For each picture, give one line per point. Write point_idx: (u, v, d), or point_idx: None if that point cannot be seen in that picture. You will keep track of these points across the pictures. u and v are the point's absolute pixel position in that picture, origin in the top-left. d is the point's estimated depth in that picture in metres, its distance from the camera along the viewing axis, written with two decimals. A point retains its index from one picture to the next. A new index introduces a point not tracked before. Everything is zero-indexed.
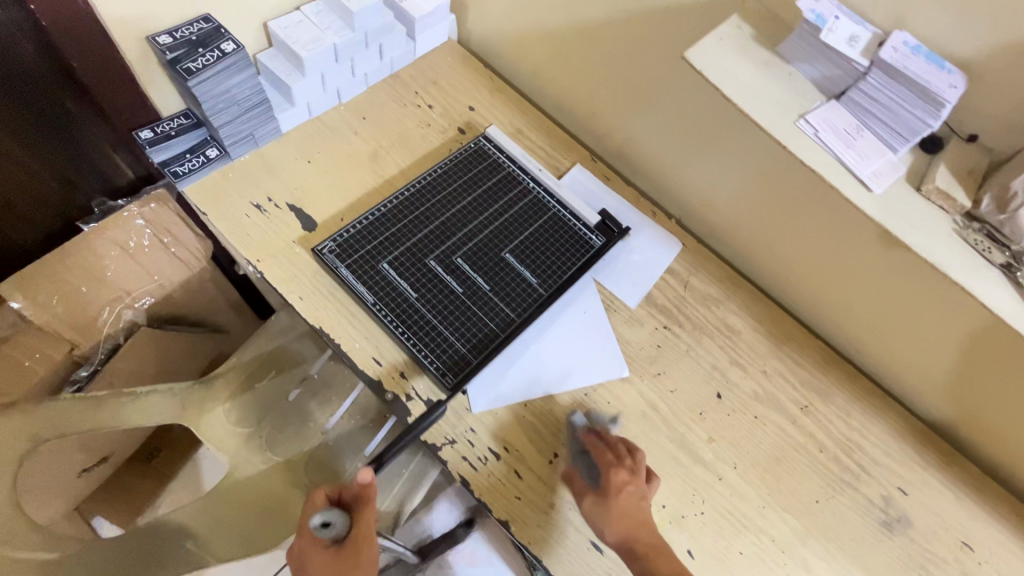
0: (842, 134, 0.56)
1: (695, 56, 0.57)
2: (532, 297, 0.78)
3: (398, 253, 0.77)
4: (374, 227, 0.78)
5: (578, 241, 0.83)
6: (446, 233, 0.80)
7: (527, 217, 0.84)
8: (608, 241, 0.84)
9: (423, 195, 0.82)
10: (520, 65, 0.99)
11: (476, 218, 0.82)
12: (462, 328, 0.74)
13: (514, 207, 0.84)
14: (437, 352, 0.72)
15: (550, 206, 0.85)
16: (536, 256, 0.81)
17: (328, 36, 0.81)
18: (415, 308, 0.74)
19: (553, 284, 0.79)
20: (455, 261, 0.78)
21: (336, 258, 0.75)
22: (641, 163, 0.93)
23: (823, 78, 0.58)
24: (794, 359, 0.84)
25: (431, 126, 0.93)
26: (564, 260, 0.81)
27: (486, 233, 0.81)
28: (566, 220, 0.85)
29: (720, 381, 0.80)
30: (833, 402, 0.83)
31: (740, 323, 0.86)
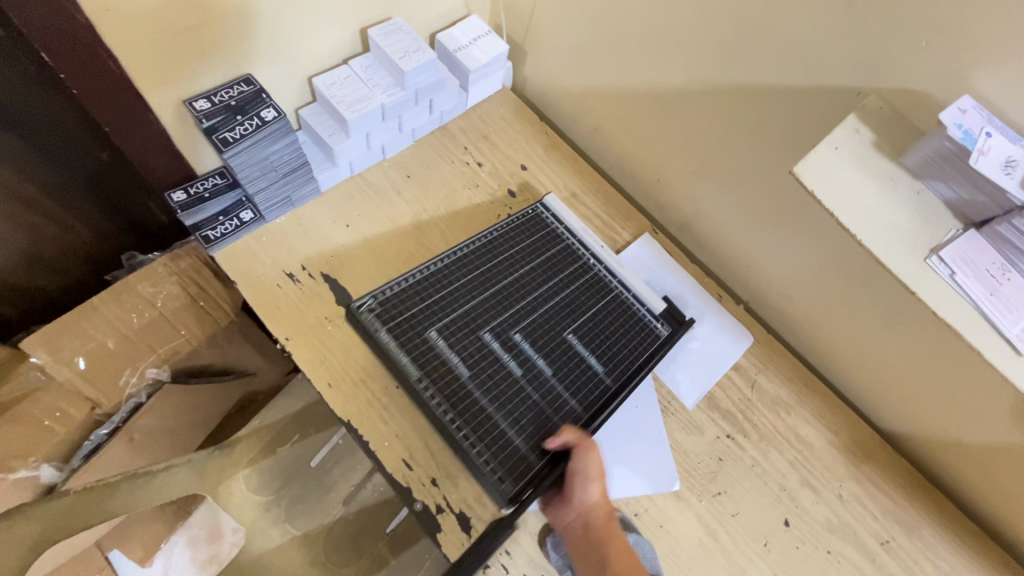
0: (983, 277, 0.46)
1: (805, 171, 0.49)
2: (597, 388, 0.69)
3: (449, 321, 0.69)
4: (423, 289, 0.70)
5: (643, 329, 0.75)
6: (503, 304, 0.71)
7: (589, 295, 0.75)
8: (675, 332, 0.75)
9: (479, 256, 0.74)
10: (579, 121, 0.91)
11: (536, 288, 0.74)
12: (520, 419, 0.65)
13: (576, 282, 0.76)
14: (492, 447, 0.63)
15: (612, 286, 0.77)
16: (601, 340, 0.72)
17: (376, 94, 0.75)
18: (467, 390, 0.65)
19: (620, 374, 0.71)
20: (512, 337, 0.70)
21: (377, 322, 0.67)
22: (708, 241, 0.83)
23: (961, 202, 0.48)
24: (874, 483, 0.74)
25: (478, 186, 0.86)
26: (630, 350, 0.73)
27: (548, 308, 0.73)
28: (630, 305, 0.76)
29: (788, 506, 0.71)
30: (921, 538, 0.72)
31: (814, 435, 0.76)
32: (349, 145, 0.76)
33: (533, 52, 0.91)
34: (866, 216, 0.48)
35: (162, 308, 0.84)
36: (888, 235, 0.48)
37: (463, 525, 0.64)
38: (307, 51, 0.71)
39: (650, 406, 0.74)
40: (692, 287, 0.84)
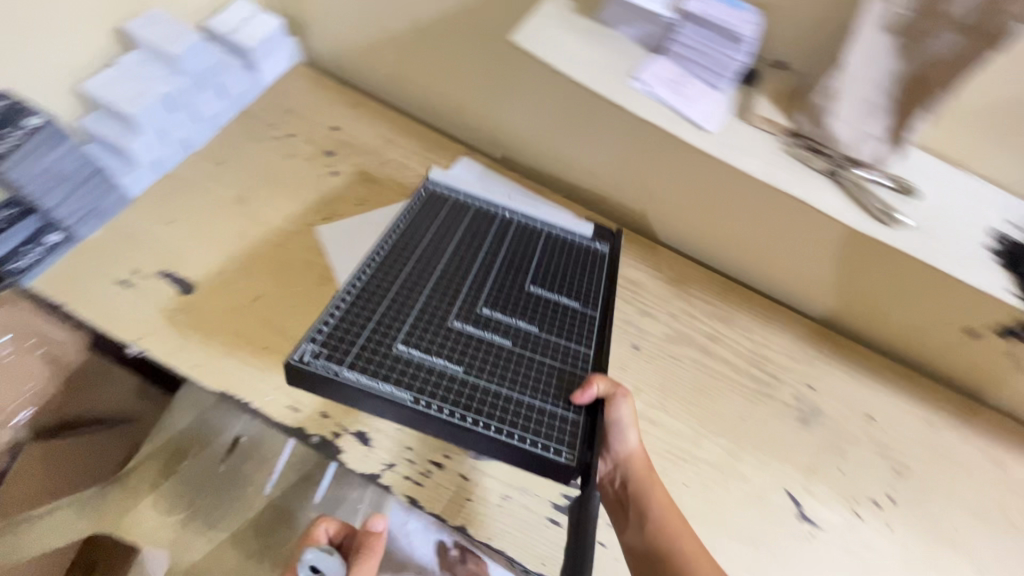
0: (671, 85, 0.60)
1: (523, 39, 0.60)
2: (584, 324, 0.76)
3: (407, 330, 0.68)
4: (358, 311, 0.68)
5: (585, 254, 0.84)
6: (449, 290, 0.74)
7: (526, 242, 0.83)
8: (612, 245, 0.86)
9: (395, 257, 0.75)
10: (375, 76, 0.98)
11: (472, 262, 0.78)
12: (538, 383, 0.68)
13: (504, 236, 0.82)
14: (535, 423, 0.64)
15: (538, 229, 0.85)
16: (557, 280, 0.79)
17: (153, 86, 0.76)
18: (469, 381, 0.65)
19: (593, 301, 0.79)
20: (480, 313, 0.73)
21: (335, 362, 0.63)
22: (515, 147, 0.95)
23: (643, 36, 0.62)
24: (694, 295, 0.90)
25: (297, 155, 0.91)
26: (590, 279, 0.81)
27: (492, 276, 0.77)
28: (565, 240, 0.85)
29: (633, 333, 0.85)
30: (737, 323, 0.89)
31: (641, 274, 0.90)
32: (143, 143, 0.77)
33: (309, 22, 0.96)
34: (578, 62, 0.60)
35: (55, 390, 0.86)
36: (598, 71, 0.60)
37: (362, 439, 0.69)
38: (65, 58, 0.71)
39: None
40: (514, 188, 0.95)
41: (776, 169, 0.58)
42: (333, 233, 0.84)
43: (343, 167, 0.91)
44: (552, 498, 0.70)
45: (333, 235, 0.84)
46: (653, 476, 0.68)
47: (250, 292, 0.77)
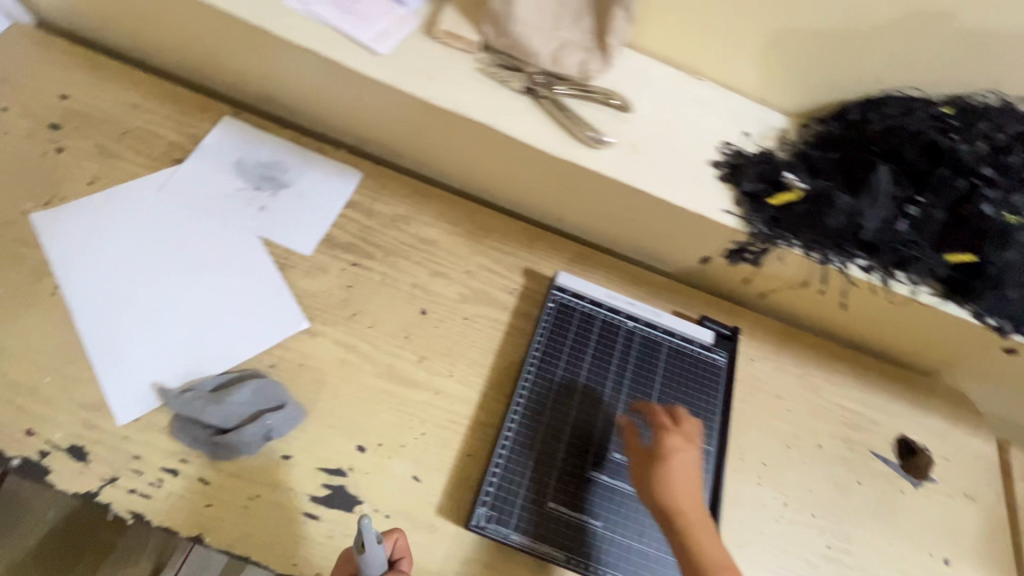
0: (350, 16, 0.72)
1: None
2: (700, 461, 0.69)
3: (557, 484, 0.65)
4: (516, 464, 0.65)
5: (703, 370, 0.75)
6: (592, 427, 0.69)
7: (647, 365, 0.73)
8: (730, 353, 0.77)
9: (538, 395, 0.69)
10: (114, 32, 0.85)
11: (607, 385, 0.71)
12: (655, 531, 0.65)
13: (631, 356, 0.74)
14: (642, 565, 0.64)
15: (660, 340, 0.75)
16: (679, 408, 0.72)
17: None
18: (608, 539, 0.64)
19: (709, 431, 0.71)
20: (612, 457, 0.68)
21: (505, 526, 0.62)
22: (284, 98, 0.84)
23: None
24: (495, 248, 0.83)
25: (11, 133, 0.76)
26: (704, 398, 0.73)
27: (626, 406, 0.71)
28: (682, 350, 0.75)
29: (422, 298, 0.77)
30: (544, 273, 0.83)
31: (435, 232, 0.83)
32: None
33: None
34: None
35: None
36: None
37: (79, 456, 0.60)
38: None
39: (261, 267, 0.74)
40: (286, 151, 0.84)
41: None
42: (56, 219, 0.72)
43: (71, 140, 0.77)
44: (310, 491, 0.63)
45: (52, 223, 0.72)
46: (675, 511, 0.58)
47: None
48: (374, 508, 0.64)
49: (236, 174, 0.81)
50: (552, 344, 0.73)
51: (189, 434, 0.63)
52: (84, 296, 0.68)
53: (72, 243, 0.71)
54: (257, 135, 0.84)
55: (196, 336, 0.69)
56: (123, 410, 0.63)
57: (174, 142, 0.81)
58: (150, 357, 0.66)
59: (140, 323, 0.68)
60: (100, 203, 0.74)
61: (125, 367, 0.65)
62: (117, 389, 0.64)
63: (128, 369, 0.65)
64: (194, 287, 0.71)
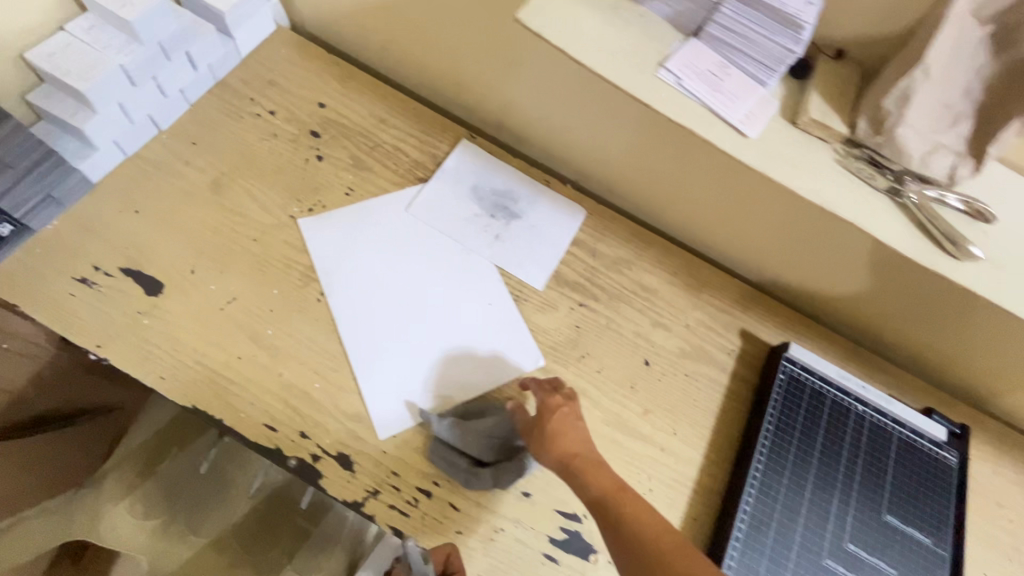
0: (705, 75, 0.50)
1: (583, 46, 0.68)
2: (934, 564, 0.67)
3: (793, 567, 0.65)
4: (752, 541, 0.65)
5: (936, 468, 0.72)
6: (826, 510, 0.68)
7: (880, 455, 0.71)
8: (962, 454, 0.74)
9: (773, 471, 0.68)
10: (369, 44, 0.88)
11: (840, 471, 0.70)
12: None
13: (863, 443, 0.71)
14: None
15: (891, 430, 0.73)
16: (913, 505, 0.70)
17: (110, 56, 0.65)
18: None
19: (942, 534, 0.69)
20: (845, 547, 0.67)
21: None
22: (523, 128, 0.85)
23: (677, 15, 0.51)
24: (713, 304, 0.82)
25: (278, 135, 0.80)
26: (937, 498, 0.70)
27: (860, 496, 0.69)
28: (914, 443, 0.73)
29: (645, 348, 0.77)
30: (760, 337, 0.81)
31: (656, 280, 0.82)
32: (102, 121, 0.67)
33: None
34: (593, 43, 0.49)
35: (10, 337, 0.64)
36: (619, 57, 0.49)
37: (345, 465, 0.64)
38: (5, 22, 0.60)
39: (497, 297, 0.76)
40: (516, 181, 0.85)
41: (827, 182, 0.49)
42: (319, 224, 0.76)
43: (329, 150, 0.81)
44: (548, 532, 0.65)
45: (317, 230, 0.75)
46: (621, 488, 0.56)
47: (221, 295, 0.69)
48: (607, 559, 0.65)
49: (473, 200, 0.83)
50: (785, 418, 0.72)
51: (444, 459, 0.64)
52: (345, 304, 0.72)
53: (334, 252, 0.74)
54: (491, 161, 0.86)
55: (444, 359, 0.71)
56: (382, 422, 0.66)
57: (417, 160, 0.83)
58: (406, 374, 0.69)
59: (392, 338, 0.71)
60: (355, 215, 0.78)
61: (384, 379, 0.68)
62: (377, 400, 0.67)
63: (387, 384, 0.68)
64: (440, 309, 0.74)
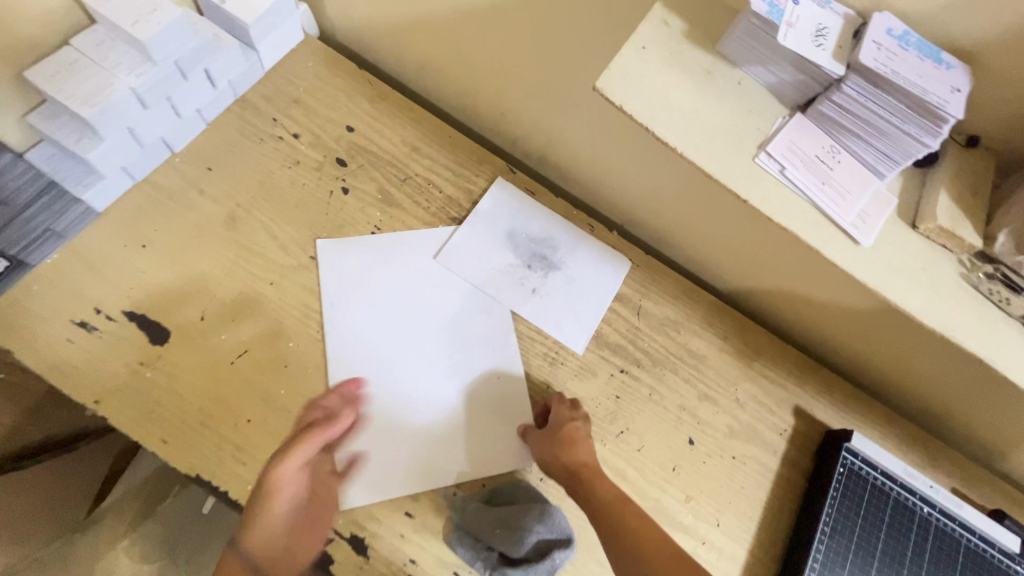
0: (814, 163, 0.42)
1: None
2: None
3: None
4: None
5: None
6: None
7: (946, 567, 0.64)
8: None
9: None
10: (404, 61, 0.80)
11: None
12: None
13: (928, 552, 0.65)
14: None
15: (959, 537, 0.66)
16: None
17: (119, 77, 0.58)
18: None
19: None
20: None
21: None
22: (568, 165, 0.77)
23: (782, 84, 0.43)
24: (766, 376, 0.75)
25: (301, 163, 0.73)
26: None
27: None
28: (985, 554, 0.65)
29: (690, 425, 0.70)
30: (815, 416, 0.74)
31: (705, 346, 0.75)
32: (109, 148, 0.61)
33: None
34: (682, 121, 0.41)
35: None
36: (712, 139, 0.41)
37: (359, 549, 0.58)
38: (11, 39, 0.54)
39: (531, 362, 0.70)
40: (557, 225, 0.77)
41: (953, 306, 0.41)
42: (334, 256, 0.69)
43: (356, 182, 0.74)
44: None
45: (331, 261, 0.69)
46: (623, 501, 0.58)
47: (233, 346, 0.63)
48: None
49: (511, 248, 0.75)
50: (844, 520, 0.65)
51: (469, 551, 0.59)
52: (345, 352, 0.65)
53: (346, 291, 0.68)
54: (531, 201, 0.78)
55: (446, 427, 0.65)
56: (364, 494, 0.60)
57: (451, 197, 0.76)
58: (402, 440, 0.63)
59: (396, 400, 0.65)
60: (381, 259, 0.71)
61: (378, 445, 0.62)
62: (366, 468, 0.61)
63: (379, 451, 0.62)
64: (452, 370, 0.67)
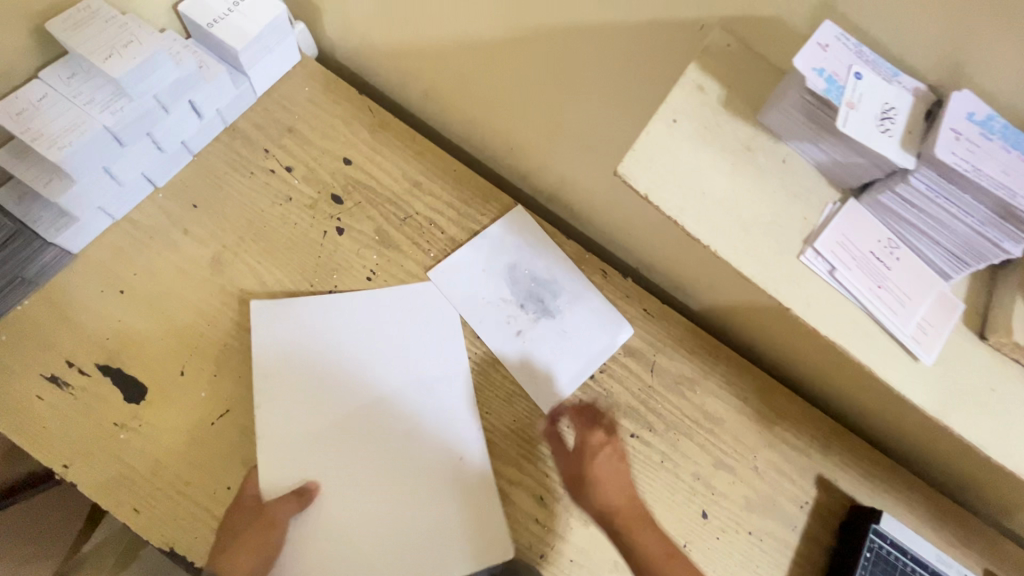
0: (869, 261, 0.36)
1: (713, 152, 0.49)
2: None
3: None
4: None
5: None
6: None
7: None
8: None
9: None
10: (407, 87, 0.74)
11: None
12: None
13: None
14: None
15: None
16: None
17: (92, 114, 0.53)
18: None
19: None
20: None
21: None
22: (581, 206, 0.71)
23: (834, 166, 0.37)
24: (788, 441, 0.69)
25: (293, 199, 0.68)
26: None
27: None
28: None
29: (704, 496, 0.65)
30: (840, 488, 0.68)
31: (723, 407, 0.69)
32: (82, 190, 0.56)
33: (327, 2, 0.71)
34: (718, 211, 0.35)
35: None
36: (753, 232, 0.36)
37: None
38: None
39: (535, 427, 0.64)
40: (566, 271, 0.72)
41: None
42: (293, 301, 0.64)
43: (351, 221, 0.69)
44: None
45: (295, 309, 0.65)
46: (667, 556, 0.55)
47: (214, 405, 0.59)
48: None
49: (505, 282, 0.70)
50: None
51: None
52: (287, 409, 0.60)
53: (303, 339, 0.63)
54: (539, 244, 0.72)
55: (399, 497, 0.59)
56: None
57: (453, 238, 0.71)
58: (349, 510, 0.58)
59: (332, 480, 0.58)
60: (376, 307, 0.66)
61: (314, 530, 0.56)
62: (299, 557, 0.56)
63: (324, 522, 0.57)
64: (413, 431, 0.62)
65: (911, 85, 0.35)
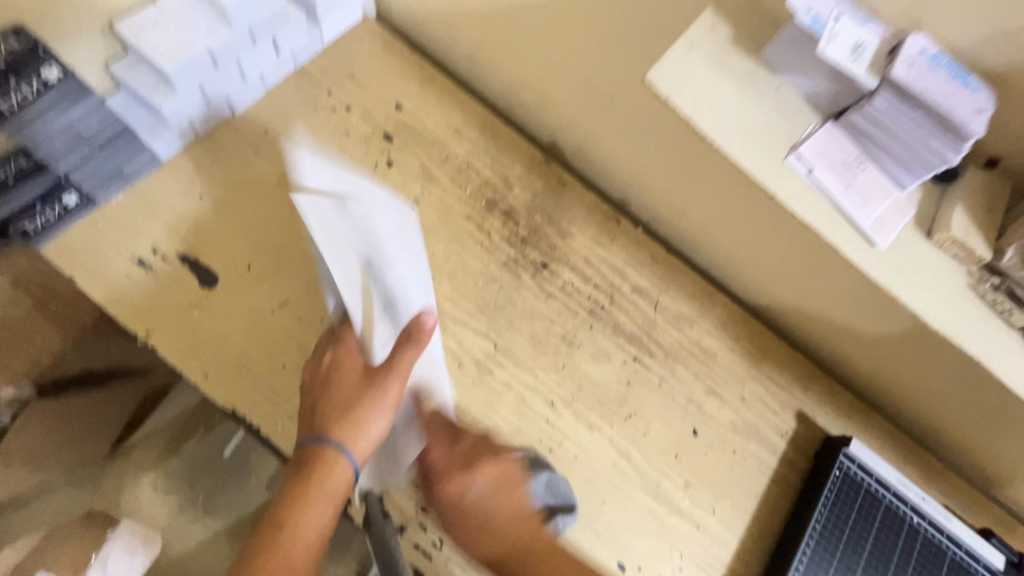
0: (840, 169, 0.45)
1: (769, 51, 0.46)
2: None
3: None
4: None
5: None
6: None
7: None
8: None
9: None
10: (454, 47, 0.84)
11: None
12: None
13: (914, 561, 0.67)
14: None
15: (947, 550, 0.68)
16: None
17: (198, 37, 0.63)
18: None
19: None
20: None
21: None
22: (602, 160, 0.81)
23: (818, 94, 0.46)
24: (773, 379, 0.78)
25: (350, 134, 0.78)
26: None
27: None
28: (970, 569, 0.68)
29: (696, 417, 0.73)
30: (817, 422, 0.77)
31: (717, 344, 0.78)
32: (179, 102, 0.65)
33: None
34: (721, 119, 0.45)
35: (36, 295, 0.74)
36: (746, 138, 0.45)
37: (375, 495, 0.63)
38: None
39: (549, 342, 0.73)
40: (584, 217, 0.81)
41: (955, 312, 0.44)
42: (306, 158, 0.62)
43: (400, 157, 0.78)
44: None
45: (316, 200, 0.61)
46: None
47: (274, 297, 0.68)
48: None
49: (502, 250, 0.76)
50: (835, 521, 0.68)
51: None
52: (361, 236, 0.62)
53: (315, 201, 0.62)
54: (562, 193, 0.81)
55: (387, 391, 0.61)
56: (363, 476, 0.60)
57: (487, 179, 0.80)
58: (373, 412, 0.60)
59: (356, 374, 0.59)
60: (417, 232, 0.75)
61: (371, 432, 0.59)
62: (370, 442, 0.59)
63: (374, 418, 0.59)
64: (444, 337, 0.70)
65: (993, 93, 0.42)
